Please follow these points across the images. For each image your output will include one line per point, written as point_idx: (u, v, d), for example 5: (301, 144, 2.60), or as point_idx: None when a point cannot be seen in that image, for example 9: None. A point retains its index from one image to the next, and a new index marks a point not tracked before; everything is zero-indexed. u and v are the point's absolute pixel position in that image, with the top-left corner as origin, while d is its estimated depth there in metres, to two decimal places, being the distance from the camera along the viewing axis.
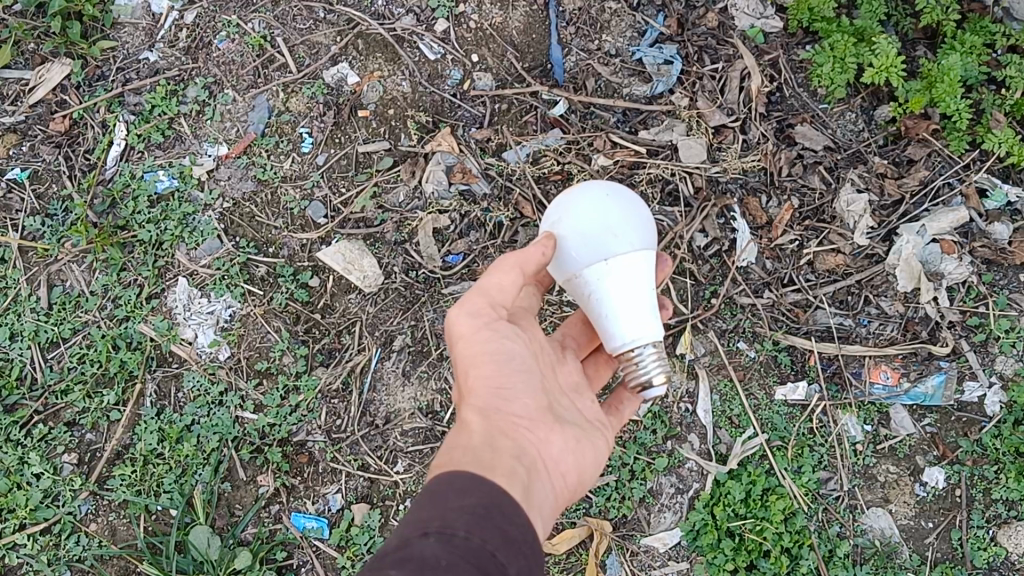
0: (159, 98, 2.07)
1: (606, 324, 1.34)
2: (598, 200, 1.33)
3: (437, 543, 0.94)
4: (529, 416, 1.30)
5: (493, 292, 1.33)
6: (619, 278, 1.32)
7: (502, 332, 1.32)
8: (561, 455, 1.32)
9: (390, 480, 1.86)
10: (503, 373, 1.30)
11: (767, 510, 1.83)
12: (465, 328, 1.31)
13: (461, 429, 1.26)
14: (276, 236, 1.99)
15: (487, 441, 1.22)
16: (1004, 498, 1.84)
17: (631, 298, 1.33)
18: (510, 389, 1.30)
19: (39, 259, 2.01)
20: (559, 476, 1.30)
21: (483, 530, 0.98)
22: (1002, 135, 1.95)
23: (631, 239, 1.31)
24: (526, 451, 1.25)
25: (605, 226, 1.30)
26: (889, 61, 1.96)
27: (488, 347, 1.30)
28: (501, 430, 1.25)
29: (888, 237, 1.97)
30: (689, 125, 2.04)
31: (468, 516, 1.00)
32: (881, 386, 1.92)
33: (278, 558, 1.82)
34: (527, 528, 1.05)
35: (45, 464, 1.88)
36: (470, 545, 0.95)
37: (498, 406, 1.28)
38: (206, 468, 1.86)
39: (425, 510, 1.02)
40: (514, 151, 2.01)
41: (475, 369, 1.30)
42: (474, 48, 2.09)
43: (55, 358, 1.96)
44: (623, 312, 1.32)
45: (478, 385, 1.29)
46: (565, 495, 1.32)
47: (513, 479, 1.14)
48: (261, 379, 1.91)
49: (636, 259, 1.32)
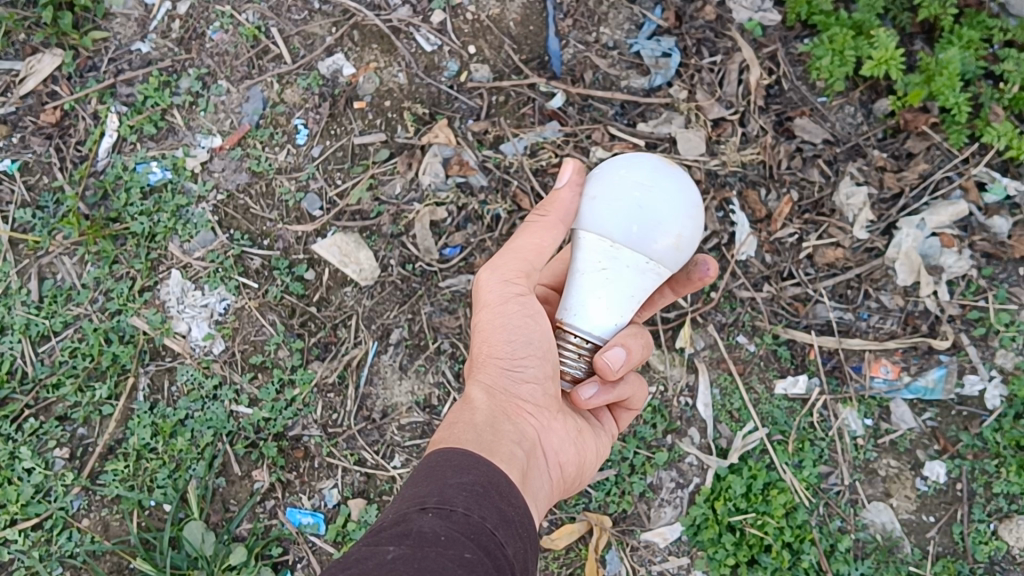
0: (151, 89, 2.04)
1: (579, 301, 1.29)
2: (612, 181, 1.22)
3: (436, 518, 0.92)
4: (539, 402, 1.30)
5: (527, 259, 1.30)
6: (604, 260, 1.24)
7: (529, 309, 1.30)
8: (561, 445, 1.34)
9: (387, 474, 1.84)
10: (519, 357, 1.29)
11: (768, 504, 1.82)
12: (493, 298, 1.31)
13: (467, 402, 1.27)
14: (271, 229, 1.96)
15: (489, 421, 1.22)
16: (1004, 492, 1.81)
17: (614, 289, 1.26)
18: (527, 373, 1.29)
19: (30, 252, 1.98)
20: (557, 466, 1.34)
21: (482, 509, 0.97)
22: (1001, 129, 1.91)
23: (631, 233, 1.20)
24: (527, 436, 1.25)
25: (600, 182, 1.24)
26: (888, 54, 1.92)
27: (509, 322, 1.29)
28: (503, 411, 1.25)
29: (887, 231, 1.96)
30: (688, 118, 2.02)
31: (467, 495, 0.98)
32: (881, 379, 1.91)
33: (274, 554, 1.80)
34: (524, 511, 1.04)
35: (36, 459, 1.85)
36: (470, 521, 0.94)
37: (508, 385, 1.28)
38: (200, 463, 1.83)
39: (423, 487, 1.00)
40: (512, 144, 1.99)
41: (490, 345, 1.30)
42: (471, 40, 2.06)
43: (47, 352, 1.92)
44: (593, 293, 1.27)
45: (493, 359, 1.30)
46: (562, 485, 1.36)
47: (510, 464, 1.14)
48: (256, 374, 1.88)
49: (620, 251, 1.21)
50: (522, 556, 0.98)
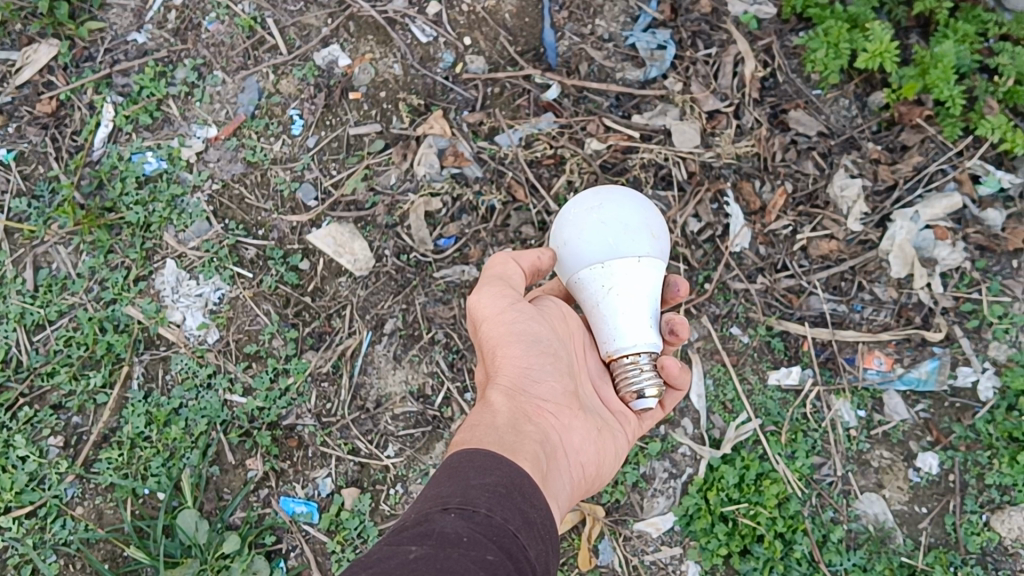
0: (148, 79, 2.04)
1: (611, 329, 1.37)
2: (580, 212, 1.35)
3: (458, 519, 0.92)
4: (556, 401, 1.32)
5: (509, 277, 1.36)
6: (616, 279, 1.34)
7: (531, 314, 1.34)
8: (582, 446, 1.33)
9: (381, 464, 1.84)
10: (533, 359, 1.31)
11: (761, 495, 1.83)
12: (492, 308, 1.33)
13: (485, 407, 1.27)
14: (266, 219, 1.97)
15: (510, 421, 1.22)
16: (997, 483, 1.82)
17: (640, 300, 1.36)
18: (541, 373, 1.32)
19: (25, 241, 1.99)
20: (578, 467, 1.32)
21: (504, 510, 0.97)
22: (996, 122, 1.91)
23: (619, 242, 1.32)
24: (549, 437, 1.25)
25: (581, 229, 1.34)
26: (883, 47, 1.92)
27: (516, 327, 1.32)
28: (522, 413, 1.26)
29: (881, 223, 1.97)
30: (683, 110, 2.03)
31: (490, 496, 0.98)
32: (874, 371, 1.92)
33: (267, 542, 1.80)
34: (546, 514, 1.05)
35: (30, 447, 1.86)
36: (492, 523, 0.94)
37: (522, 384, 1.30)
38: (194, 452, 1.84)
39: (444, 487, 1.00)
40: (507, 135, 1.99)
41: (502, 350, 1.32)
42: (467, 31, 2.07)
43: (42, 341, 1.93)
44: (623, 314, 1.36)
45: (506, 364, 1.31)
46: (583, 488, 1.34)
47: (533, 462, 1.13)
48: (250, 363, 1.89)
49: (628, 266, 1.34)
50: (543, 559, 0.98)
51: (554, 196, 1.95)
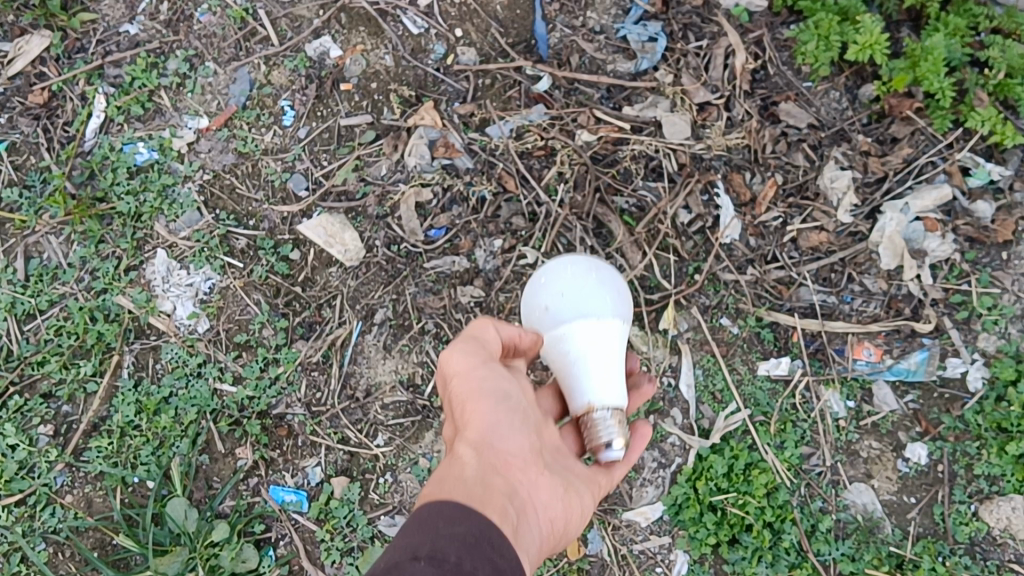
0: (139, 70, 2.05)
1: (581, 387, 1.36)
2: (558, 271, 1.39)
3: (429, 566, 0.90)
4: (523, 455, 1.23)
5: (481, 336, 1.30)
6: (588, 338, 1.35)
7: (498, 372, 1.28)
8: (552, 501, 1.25)
9: (370, 453, 1.84)
10: (502, 412, 1.24)
11: (749, 484, 1.84)
12: (465, 364, 1.27)
13: (453, 462, 1.18)
14: (257, 209, 1.97)
15: (478, 475, 1.14)
16: (986, 473, 1.82)
17: (610, 362, 1.37)
18: (510, 428, 1.24)
19: (17, 231, 1.99)
20: (549, 522, 1.23)
21: (474, 559, 0.95)
22: (985, 114, 1.92)
23: (592, 304, 1.35)
24: (518, 492, 1.17)
25: (556, 288, 1.37)
26: (873, 39, 1.92)
27: (488, 384, 1.26)
28: (492, 467, 1.18)
29: (871, 215, 1.97)
30: (674, 101, 2.03)
31: (458, 545, 0.96)
32: (864, 362, 1.92)
33: (256, 531, 1.81)
34: (515, 561, 1.02)
35: (20, 435, 1.87)
36: (462, 570, 0.92)
37: (491, 439, 1.21)
38: (184, 441, 1.85)
39: (413, 537, 0.97)
40: (498, 126, 1.99)
41: (473, 405, 1.24)
42: (458, 23, 2.07)
43: (32, 330, 1.93)
44: (594, 371, 1.36)
45: (474, 420, 1.23)
46: (552, 543, 1.25)
47: (503, 517, 1.08)
48: (241, 352, 1.90)
49: (602, 329, 1.36)
50: None
51: (545, 186, 1.96)
